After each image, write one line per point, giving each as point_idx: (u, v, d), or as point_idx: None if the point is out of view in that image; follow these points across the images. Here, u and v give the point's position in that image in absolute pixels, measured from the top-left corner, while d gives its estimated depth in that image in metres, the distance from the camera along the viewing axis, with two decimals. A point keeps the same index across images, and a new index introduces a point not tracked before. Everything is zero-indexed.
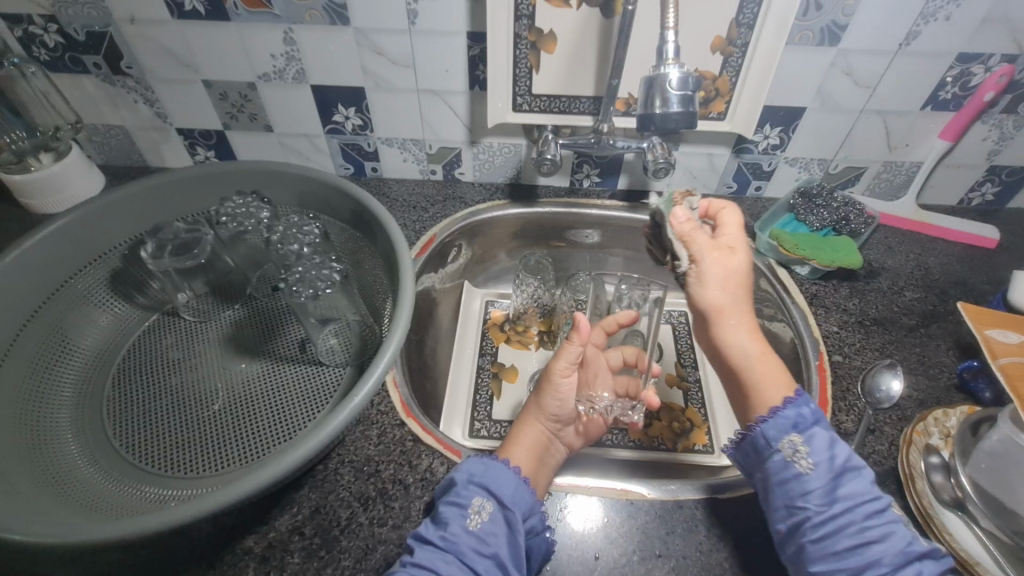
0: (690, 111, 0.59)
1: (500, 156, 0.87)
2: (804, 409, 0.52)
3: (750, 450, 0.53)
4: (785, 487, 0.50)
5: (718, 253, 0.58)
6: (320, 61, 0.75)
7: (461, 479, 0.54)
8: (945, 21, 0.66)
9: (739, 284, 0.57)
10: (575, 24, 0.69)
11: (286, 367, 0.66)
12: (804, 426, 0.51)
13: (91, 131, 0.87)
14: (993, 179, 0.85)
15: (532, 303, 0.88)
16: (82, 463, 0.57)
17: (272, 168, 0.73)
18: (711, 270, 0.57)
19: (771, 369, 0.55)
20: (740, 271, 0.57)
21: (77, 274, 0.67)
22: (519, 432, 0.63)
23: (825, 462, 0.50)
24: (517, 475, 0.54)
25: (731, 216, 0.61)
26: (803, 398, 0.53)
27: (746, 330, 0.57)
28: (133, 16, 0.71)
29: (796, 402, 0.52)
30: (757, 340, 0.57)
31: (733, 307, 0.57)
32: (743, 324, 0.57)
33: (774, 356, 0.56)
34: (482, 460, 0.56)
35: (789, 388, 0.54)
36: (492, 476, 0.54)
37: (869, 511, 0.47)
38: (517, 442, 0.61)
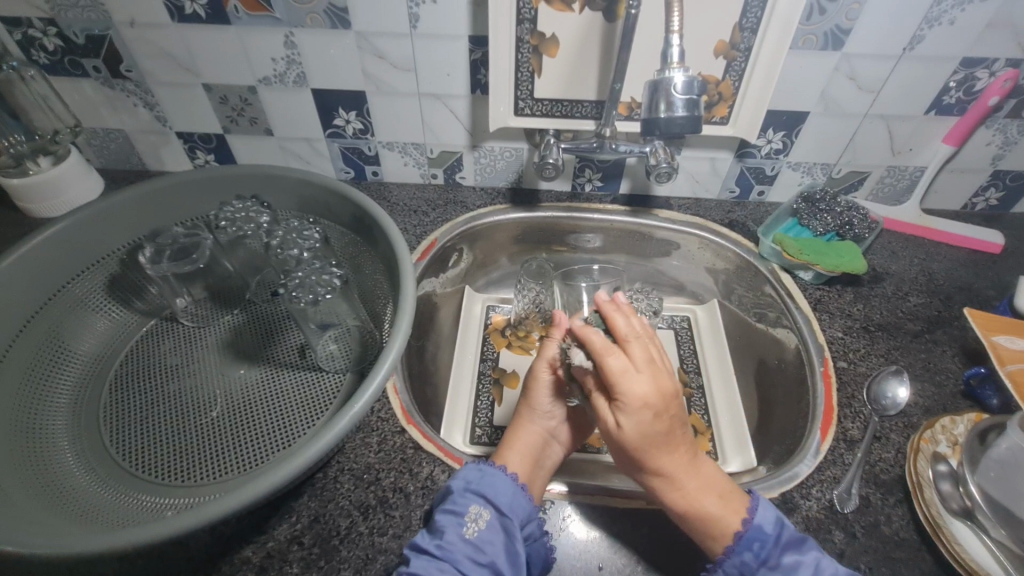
0: (695, 115, 0.58)
1: (502, 160, 0.86)
2: (745, 555, 0.49)
3: None
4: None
5: (613, 426, 0.51)
6: (321, 65, 0.75)
7: (458, 486, 0.53)
8: (949, 26, 0.66)
9: (643, 451, 0.51)
10: (578, 28, 0.68)
11: (285, 373, 0.65)
12: (749, 570, 0.50)
13: (90, 134, 0.86)
14: (997, 184, 0.85)
15: (533, 308, 0.86)
16: (78, 471, 0.56)
17: (273, 172, 0.72)
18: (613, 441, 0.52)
19: (704, 523, 0.51)
20: (630, 443, 0.51)
21: (75, 278, 0.66)
22: (515, 433, 0.62)
23: None
24: (515, 483, 0.54)
25: (609, 362, 0.50)
26: (750, 538, 0.49)
27: (670, 486, 0.52)
28: (133, 20, 0.71)
29: (737, 549, 0.49)
30: (688, 491, 0.52)
31: (647, 472, 0.52)
32: (666, 481, 0.52)
33: (707, 500, 0.51)
34: (478, 466, 0.55)
35: (731, 534, 0.50)
36: (488, 483, 0.53)
37: None
38: (514, 444, 0.60)
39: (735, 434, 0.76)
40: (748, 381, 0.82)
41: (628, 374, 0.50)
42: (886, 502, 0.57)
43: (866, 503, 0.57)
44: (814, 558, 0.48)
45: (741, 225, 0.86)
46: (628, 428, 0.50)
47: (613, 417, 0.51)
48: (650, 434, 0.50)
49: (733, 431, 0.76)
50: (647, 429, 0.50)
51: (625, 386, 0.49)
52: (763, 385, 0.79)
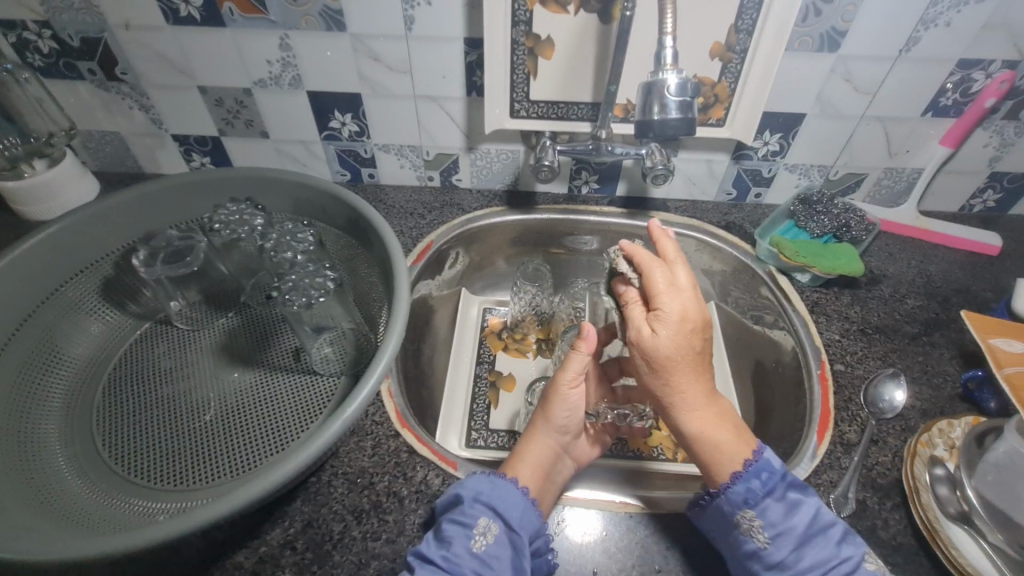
0: (689, 117, 0.58)
1: (498, 162, 0.86)
2: (753, 482, 0.50)
3: (707, 517, 0.52)
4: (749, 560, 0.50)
5: (642, 335, 0.51)
6: (316, 67, 0.75)
7: (467, 496, 0.52)
8: (945, 28, 0.66)
9: (672, 365, 0.50)
10: (573, 30, 0.68)
11: (279, 377, 0.65)
12: (755, 500, 0.50)
13: (86, 137, 0.86)
14: (994, 186, 0.84)
15: (531, 311, 0.87)
16: (70, 475, 0.56)
17: (267, 174, 0.72)
18: (639, 354, 0.52)
19: (718, 450, 0.51)
20: (664, 355, 0.50)
21: (69, 281, 0.66)
22: (526, 445, 0.60)
23: (785, 535, 0.49)
24: (526, 496, 0.53)
25: (654, 274, 0.52)
26: (758, 469, 0.51)
27: (689, 408, 0.52)
28: (128, 22, 0.71)
29: (745, 477, 0.50)
30: (706, 416, 0.52)
31: (669, 389, 0.52)
32: (687, 403, 0.52)
33: (723, 428, 0.52)
34: (489, 477, 0.54)
35: (741, 461, 0.51)
36: (499, 497, 0.53)
37: None
38: (526, 457, 0.58)
39: None
40: (746, 383, 0.82)
41: (670, 287, 0.51)
42: (883, 506, 0.57)
43: (862, 507, 0.57)
44: (815, 502, 0.50)
45: (738, 227, 0.86)
46: (663, 338, 0.50)
47: (647, 327, 0.51)
48: (685, 349, 0.50)
49: None
50: (684, 342, 0.50)
51: (671, 296, 0.51)
52: (760, 388, 0.79)
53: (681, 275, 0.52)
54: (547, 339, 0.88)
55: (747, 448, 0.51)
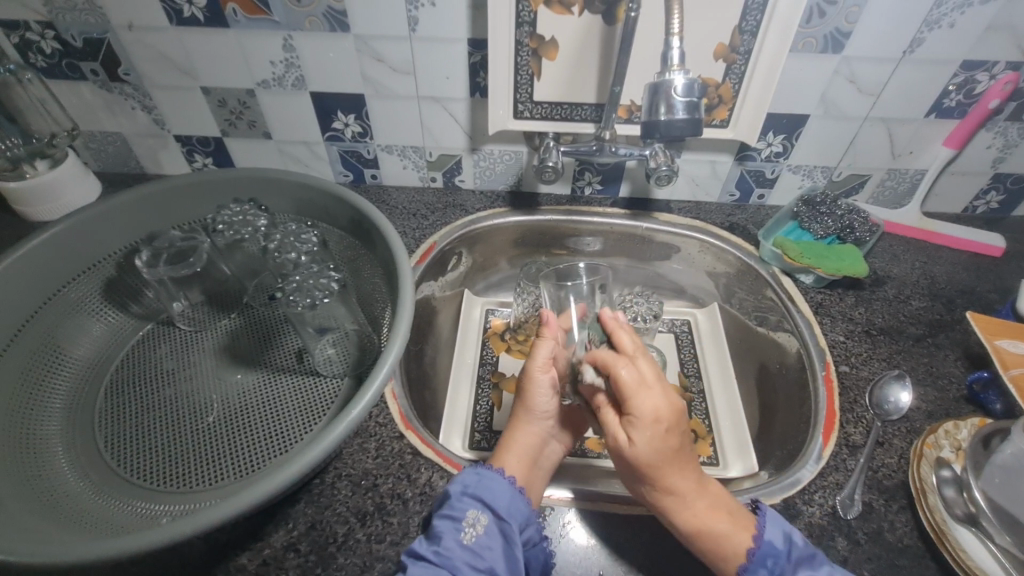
0: (696, 118, 0.58)
1: (501, 163, 0.86)
2: (759, 574, 0.48)
3: None
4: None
5: (621, 442, 0.51)
6: (319, 68, 0.75)
7: (456, 490, 0.52)
8: (950, 29, 0.66)
9: (656, 468, 0.50)
10: (577, 31, 0.68)
11: (282, 378, 0.65)
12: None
13: (88, 138, 0.86)
14: (998, 187, 0.84)
15: (533, 312, 0.85)
16: (72, 478, 0.55)
17: (270, 175, 0.72)
18: (622, 460, 0.52)
19: (718, 546, 0.49)
20: (644, 461, 0.50)
21: (72, 281, 0.66)
22: (511, 433, 0.61)
23: None
24: (512, 487, 0.53)
25: (623, 375, 0.51)
26: (763, 555, 0.49)
27: (680, 507, 0.51)
28: (131, 23, 0.71)
29: (752, 569, 0.48)
30: (701, 508, 0.51)
31: (658, 491, 0.51)
32: (680, 500, 0.51)
33: (719, 519, 0.50)
34: (476, 469, 0.54)
35: (744, 555, 0.49)
36: (486, 487, 0.52)
37: None
38: (510, 445, 0.59)
39: (736, 441, 0.75)
40: (750, 384, 0.81)
41: (640, 386, 0.50)
42: (889, 508, 0.56)
43: (869, 509, 0.56)
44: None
45: (741, 228, 0.86)
46: (640, 444, 0.49)
47: (626, 433, 0.50)
48: (662, 449, 0.50)
49: (735, 438, 0.76)
50: (661, 444, 0.49)
51: (643, 397, 0.50)
52: (764, 389, 0.79)
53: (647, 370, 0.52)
54: None
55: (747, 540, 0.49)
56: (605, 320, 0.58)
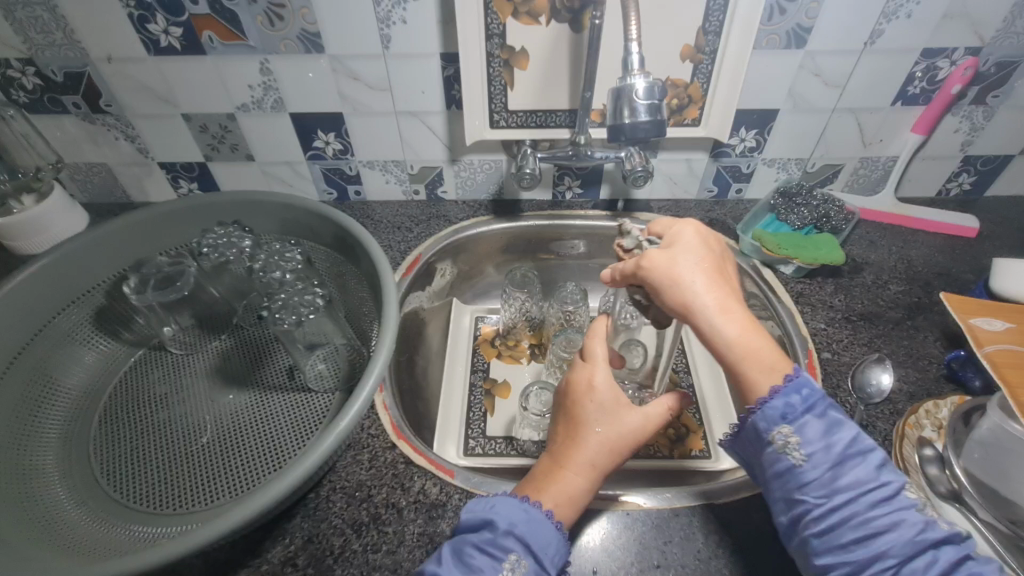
0: (659, 120, 0.59)
1: (482, 172, 0.88)
2: (792, 398, 0.46)
3: (742, 436, 0.50)
4: (781, 480, 0.47)
5: (646, 255, 0.52)
6: (296, 90, 0.76)
7: (501, 526, 0.48)
8: (907, 19, 0.68)
9: (686, 268, 0.50)
10: (546, 41, 0.70)
11: (274, 396, 0.66)
12: (794, 416, 0.46)
13: (73, 170, 0.87)
14: (968, 169, 0.86)
15: (521, 316, 0.87)
16: (70, 505, 0.56)
17: (254, 197, 0.73)
18: (649, 269, 0.51)
19: (758, 355, 0.47)
20: (680, 263, 0.51)
21: (63, 312, 0.67)
22: (559, 470, 0.53)
23: (821, 452, 0.45)
24: (557, 530, 0.49)
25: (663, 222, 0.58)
26: (798, 385, 0.47)
27: (719, 311, 0.49)
28: (110, 55, 0.72)
29: (784, 392, 0.46)
30: (738, 318, 0.49)
31: (695, 292, 0.49)
32: (715, 304, 0.49)
33: (757, 331, 0.49)
34: (526, 505, 0.50)
35: (779, 377, 0.47)
36: (534, 531, 0.48)
37: (876, 502, 0.44)
38: (557, 490, 0.51)
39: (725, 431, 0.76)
40: None
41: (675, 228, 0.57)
42: None
43: None
44: (853, 426, 0.46)
45: (720, 224, 0.88)
46: (674, 249, 0.52)
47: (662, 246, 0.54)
48: (706, 255, 0.52)
49: (722, 425, 0.76)
50: (700, 252, 0.52)
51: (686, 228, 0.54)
52: None
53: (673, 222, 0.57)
54: (540, 344, 0.89)
55: (785, 361, 0.47)
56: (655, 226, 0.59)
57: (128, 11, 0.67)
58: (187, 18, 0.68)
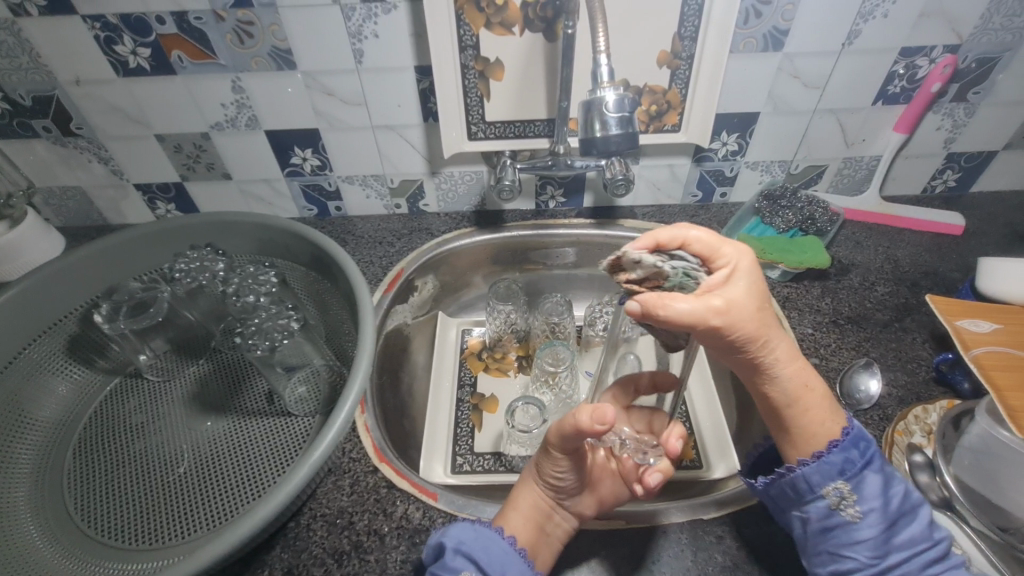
0: (630, 132, 0.59)
1: (463, 184, 0.86)
2: (852, 452, 0.46)
3: (782, 483, 0.49)
4: (831, 534, 0.47)
5: (715, 304, 0.39)
6: (270, 107, 0.75)
7: (451, 545, 0.49)
8: (883, 19, 0.67)
9: (764, 317, 0.41)
10: (520, 51, 0.69)
11: (253, 422, 0.64)
12: (853, 471, 0.46)
13: (47, 194, 0.86)
14: (952, 166, 0.86)
15: (507, 329, 0.86)
16: (42, 543, 0.54)
17: (228, 219, 0.72)
18: (729, 327, 0.40)
19: (819, 407, 0.47)
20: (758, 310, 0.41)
21: (33, 342, 0.65)
22: (520, 491, 0.57)
23: (877, 510, 0.46)
24: (511, 549, 0.51)
25: (698, 234, 0.42)
26: (855, 439, 0.47)
27: (788, 362, 0.45)
28: (78, 78, 0.71)
29: (844, 446, 0.46)
30: (797, 368, 0.46)
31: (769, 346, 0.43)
32: (783, 358, 0.45)
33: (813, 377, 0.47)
34: (473, 526, 0.52)
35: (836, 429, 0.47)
36: (483, 548, 0.50)
37: (928, 562, 0.45)
38: (519, 508, 0.54)
39: (714, 439, 0.75)
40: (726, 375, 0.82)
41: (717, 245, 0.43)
42: None
43: None
44: (903, 483, 0.48)
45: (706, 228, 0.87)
46: (741, 289, 0.40)
47: (718, 285, 0.41)
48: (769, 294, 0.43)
49: (716, 440, 0.74)
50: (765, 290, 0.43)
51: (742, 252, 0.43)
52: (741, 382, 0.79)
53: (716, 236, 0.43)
54: (527, 355, 0.88)
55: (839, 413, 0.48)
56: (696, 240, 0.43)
57: (94, 33, 0.66)
58: (155, 38, 0.67)
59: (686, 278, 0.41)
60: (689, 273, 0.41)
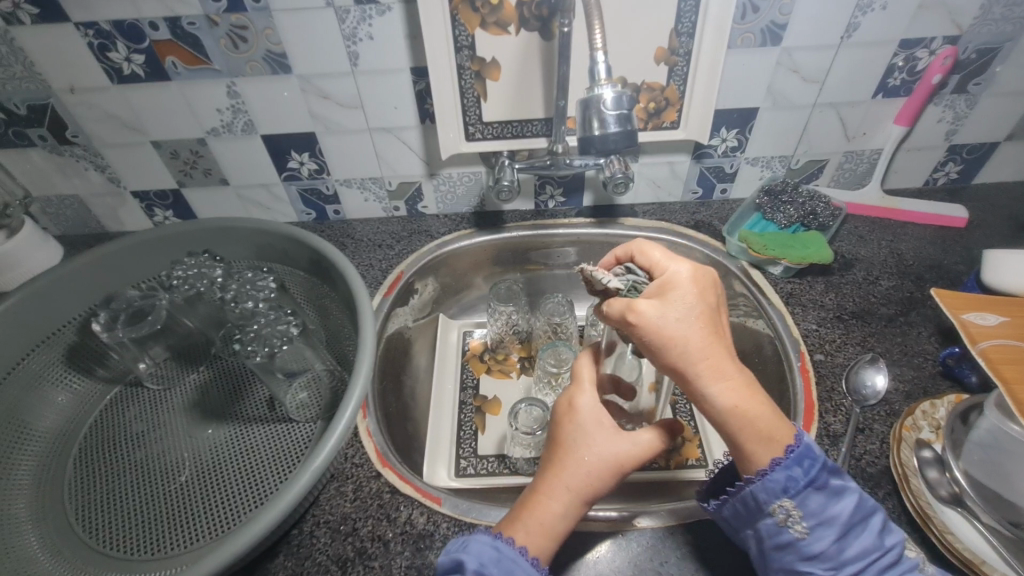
0: (629, 130, 0.58)
1: (462, 185, 0.86)
2: (795, 471, 0.44)
3: (733, 501, 0.48)
4: (781, 551, 0.46)
5: (636, 305, 0.45)
6: (267, 111, 0.75)
7: (470, 566, 0.45)
8: (882, 11, 0.66)
9: (677, 326, 0.45)
10: (516, 50, 0.68)
11: (253, 429, 0.64)
12: (796, 489, 0.45)
13: (44, 204, 0.86)
14: (954, 159, 0.85)
15: (509, 331, 0.86)
16: (43, 555, 0.54)
17: (226, 224, 0.72)
18: (640, 327, 0.45)
19: (760, 425, 0.44)
20: (670, 318, 0.45)
21: (31, 353, 0.64)
22: (541, 500, 0.49)
23: (823, 525, 0.44)
24: (532, 569, 0.46)
25: (647, 254, 0.51)
26: (800, 456, 0.44)
27: (713, 378, 0.44)
28: (72, 86, 0.70)
29: (787, 464, 0.44)
30: (730, 384, 0.45)
31: (685, 354, 0.44)
32: (706, 372, 0.44)
33: (753, 394, 0.45)
34: (494, 542, 0.47)
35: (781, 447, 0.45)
36: (505, 572, 0.45)
37: (884, 567, 0.44)
38: (530, 518, 0.49)
39: (720, 437, 0.74)
40: None
41: (658, 266, 0.50)
42: (877, 495, 0.55)
43: None
44: (855, 493, 0.45)
45: (707, 226, 0.86)
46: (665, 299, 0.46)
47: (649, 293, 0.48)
48: (693, 305, 0.46)
49: (716, 427, 0.75)
50: (691, 302, 0.46)
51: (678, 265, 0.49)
52: None
53: (660, 252, 0.51)
54: (529, 357, 0.88)
55: (786, 430, 0.45)
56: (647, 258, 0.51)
57: (88, 40, 0.66)
58: (148, 44, 0.66)
59: (632, 289, 0.50)
60: (636, 286, 0.50)
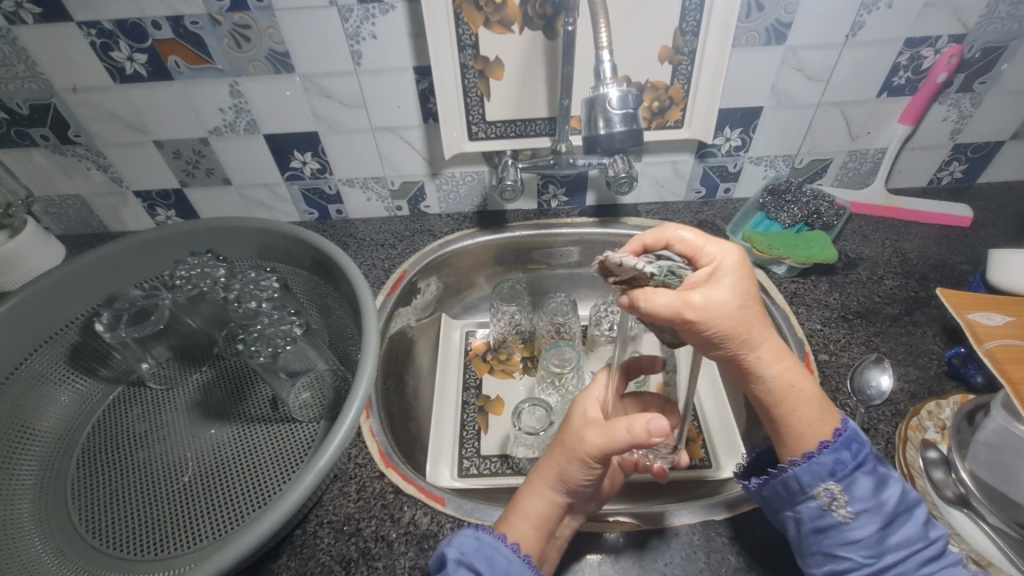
0: (634, 129, 0.58)
1: (464, 185, 0.86)
2: (843, 454, 0.45)
3: (775, 483, 0.48)
4: (823, 534, 0.46)
5: (692, 298, 0.40)
6: (269, 110, 0.74)
7: (451, 556, 0.46)
8: (887, 10, 0.66)
9: (742, 315, 0.41)
10: (519, 48, 0.68)
11: (256, 430, 0.64)
12: (843, 472, 0.45)
13: (46, 203, 0.86)
14: (959, 158, 0.85)
15: (512, 330, 0.86)
16: (46, 556, 0.53)
17: (228, 224, 0.72)
18: (703, 322, 0.40)
19: (811, 407, 0.46)
20: (734, 307, 0.41)
21: (34, 353, 0.64)
22: (523, 494, 0.54)
23: (870, 510, 0.45)
24: (516, 557, 0.47)
25: (683, 233, 0.44)
26: (848, 440, 0.46)
27: (772, 360, 0.44)
28: (75, 86, 0.70)
29: (835, 447, 0.45)
30: (786, 365, 0.45)
31: (748, 342, 0.43)
32: (766, 355, 0.44)
33: (804, 375, 0.46)
34: (476, 533, 0.49)
35: (829, 429, 0.46)
36: (486, 558, 0.47)
37: (924, 560, 0.44)
38: (519, 512, 0.52)
39: (725, 438, 0.74)
40: None
41: (699, 247, 0.44)
42: None
43: None
44: (900, 482, 0.46)
45: (710, 225, 0.86)
46: (723, 288, 0.41)
47: (698, 281, 0.42)
48: (749, 291, 0.42)
49: (723, 437, 0.73)
50: (746, 288, 0.42)
51: (722, 245, 0.43)
52: None
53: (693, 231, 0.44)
54: (532, 356, 0.87)
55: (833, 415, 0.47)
56: (681, 240, 0.44)
57: (90, 40, 0.65)
58: (151, 43, 0.66)
59: (671, 276, 0.43)
60: (672, 271, 0.43)
